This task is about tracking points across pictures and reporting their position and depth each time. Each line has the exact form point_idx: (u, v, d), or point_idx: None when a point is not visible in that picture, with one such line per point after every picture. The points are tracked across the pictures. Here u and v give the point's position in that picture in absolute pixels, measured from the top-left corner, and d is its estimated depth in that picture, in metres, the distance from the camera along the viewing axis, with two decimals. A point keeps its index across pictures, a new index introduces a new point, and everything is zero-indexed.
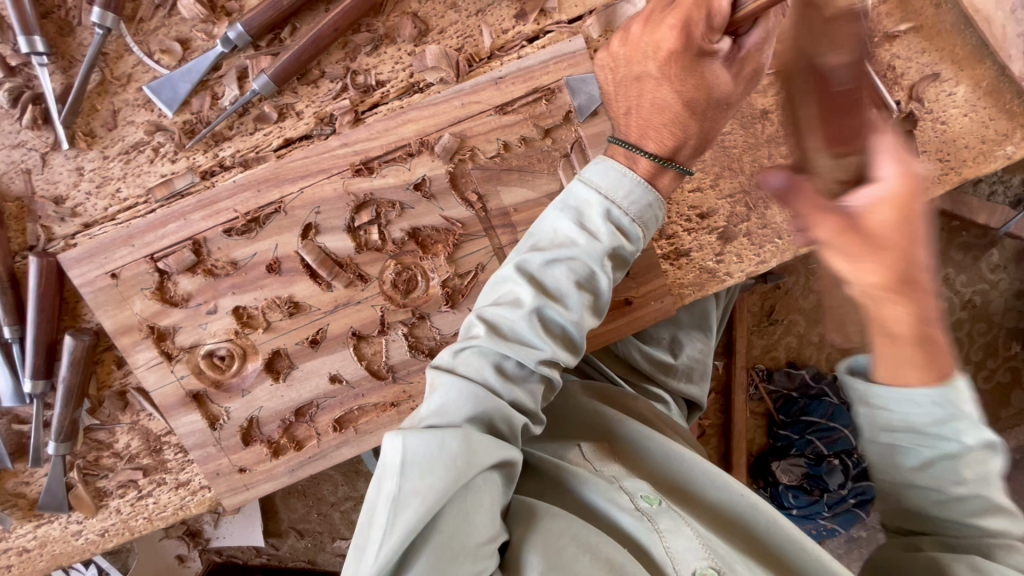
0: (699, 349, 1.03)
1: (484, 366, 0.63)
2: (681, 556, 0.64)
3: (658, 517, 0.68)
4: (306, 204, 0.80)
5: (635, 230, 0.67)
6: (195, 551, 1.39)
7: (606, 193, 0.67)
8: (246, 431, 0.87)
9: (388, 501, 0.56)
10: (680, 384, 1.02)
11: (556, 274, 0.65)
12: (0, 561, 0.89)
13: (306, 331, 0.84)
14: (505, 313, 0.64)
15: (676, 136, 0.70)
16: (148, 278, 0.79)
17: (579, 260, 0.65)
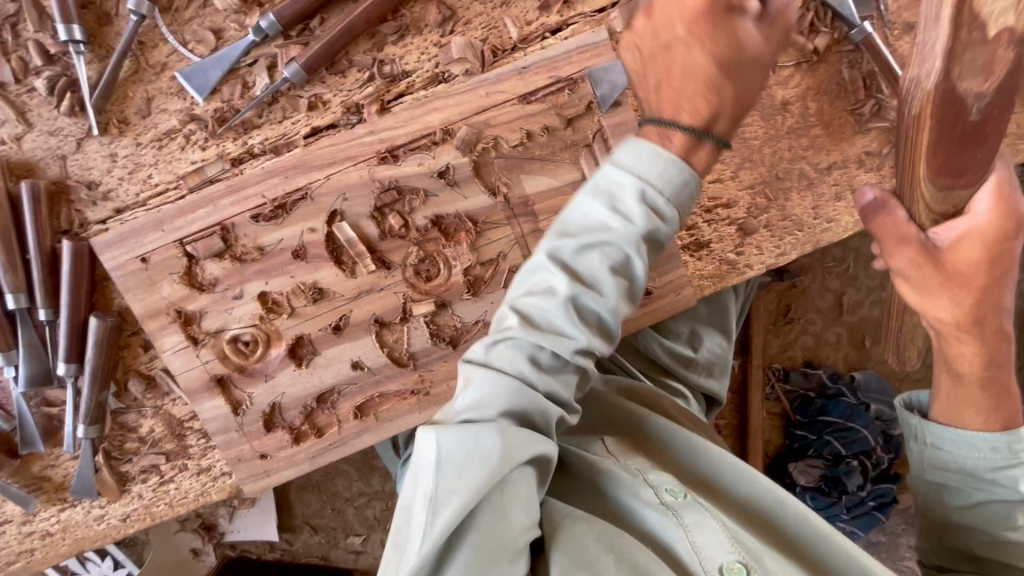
0: (720, 344, 1.02)
1: (519, 358, 0.62)
2: (708, 551, 0.63)
3: (683, 511, 0.66)
4: (332, 191, 0.81)
5: (670, 213, 0.64)
6: (210, 546, 1.39)
7: (640, 174, 0.63)
8: (268, 417, 0.87)
9: (425, 500, 0.56)
10: (700, 380, 1.01)
11: (589, 260, 0.63)
12: (22, 545, 0.89)
13: (329, 317, 0.85)
14: (539, 303, 0.63)
15: (711, 103, 0.66)
16: (177, 263, 0.81)
17: (613, 246, 0.63)
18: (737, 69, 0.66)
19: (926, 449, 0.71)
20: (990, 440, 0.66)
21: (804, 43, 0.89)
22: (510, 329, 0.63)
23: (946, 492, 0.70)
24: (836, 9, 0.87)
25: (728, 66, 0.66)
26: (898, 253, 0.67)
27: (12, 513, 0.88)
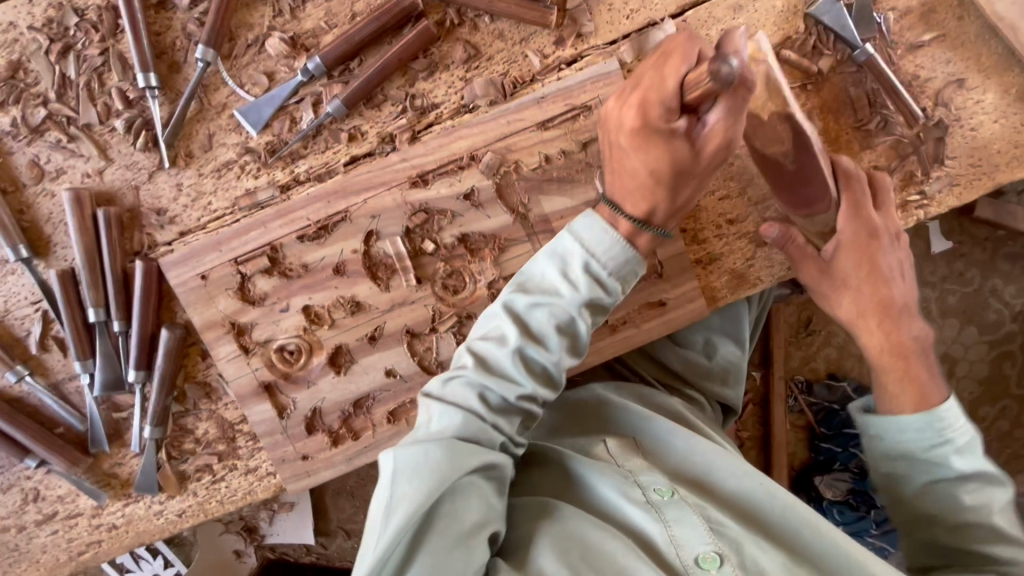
0: (734, 353, 1.05)
1: (471, 394, 0.70)
2: (687, 543, 0.66)
3: (667, 508, 0.70)
4: (368, 213, 0.90)
5: (613, 282, 0.74)
6: (251, 547, 1.48)
7: (588, 246, 0.73)
8: (310, 421, 0.95)
9: (382, 508, 0.62)
10: (716, 388, 1.05)
11: (539, 317, 0.72)
12: (91, 536, 0.99)
13: (365, 328, 0.93)
14: (492, 348, 0.72)
15: (646, 201, 0.76)
16: (231, 279, 0.90)
17: (560, 307, 0.72)
18: (666, 176, 0.74)
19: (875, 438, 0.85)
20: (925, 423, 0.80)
21: (809, 65, 0.94)
22: (456, 377, 0.71)
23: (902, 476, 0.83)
24: (838, 32, 0.92)
25: (660, 173, 0.74)
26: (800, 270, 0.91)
27: (83, 507, 0.98)
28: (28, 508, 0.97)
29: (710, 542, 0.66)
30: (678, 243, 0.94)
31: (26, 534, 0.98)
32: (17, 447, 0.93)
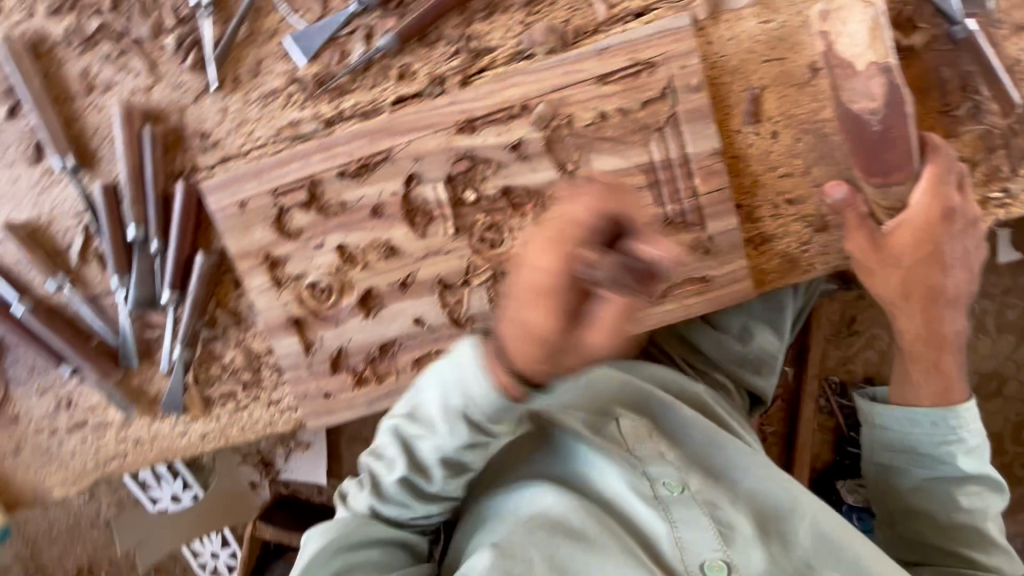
0: (769, 341, 1.02)
1: (364, 500, 0.79)
2: (693, 548, 0.77)
3: (677, 509, 0.79)
4: (411, 156, 0.87)
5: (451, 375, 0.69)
6: (266, 480, 1.53)
7: (470, 379, 0.65)
8: (335, 360, 0.95)
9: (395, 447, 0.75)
10: (745, 375, 1.04)
11: (409, 401, 0.73)
12: (117, 447, 1.02)
13: (398, 274, 0.91)
14: (383, 464, 0.77)
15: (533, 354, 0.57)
16: (270, 210, 0.89)
17: (415, 427, 0.73)
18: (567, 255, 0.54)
19: (875, 429, 0.93)
20: (930, 416, 0.88)
21: (899, 39, 0.86)
22: (415, 409, 0.72)
23: (898, 470, 0.91)
24: (936, 6, 0.85)
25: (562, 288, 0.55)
26: (853, 238, 0.87)
27: (112, 419, 1.01)
28: (60, 414, 1.00)
29: (718, 549, 0.76)
30: (730, 219, 0.88)
31: (57, 438, 1.02)
32: (53, 355, 0.95)
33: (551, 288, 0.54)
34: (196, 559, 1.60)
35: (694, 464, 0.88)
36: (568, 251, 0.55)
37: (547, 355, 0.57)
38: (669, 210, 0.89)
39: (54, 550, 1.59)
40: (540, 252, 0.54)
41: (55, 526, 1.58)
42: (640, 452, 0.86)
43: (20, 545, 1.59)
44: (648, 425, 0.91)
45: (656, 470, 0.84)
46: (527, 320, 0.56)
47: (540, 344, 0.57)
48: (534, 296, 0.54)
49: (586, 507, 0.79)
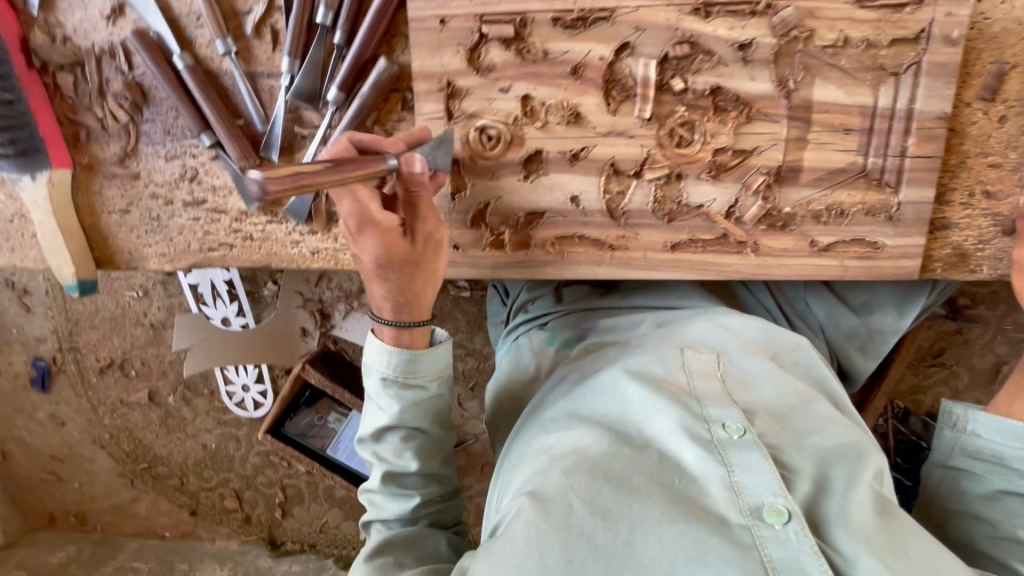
0: (888, 323, 0.99)
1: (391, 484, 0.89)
2: (750, 490, 0.63)
3: (733, 451, 0.67)
4: (634, 23, 0.81)
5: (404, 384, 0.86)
6: (319, 332, 1.52)
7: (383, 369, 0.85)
8: (478, 214, 0.92)
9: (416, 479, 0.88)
10: (849, 350, 0.99)
11: (375, 386, 0.87)
12: (227, 237, 1.00)
13: (572, 144, 0.87)
14: (377, 415, 0.87)
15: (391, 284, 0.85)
16: (468, 36, 0.84)
17: (380, 390, 0.87)
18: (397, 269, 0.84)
19: (960, 436, 0.80)
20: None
21: None
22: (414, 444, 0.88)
23: (969, 478, 0.79)
24: None
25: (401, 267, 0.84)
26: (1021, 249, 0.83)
27: (231, 207, 0.98)
28: (181, 186, 0.97)
29: (782, 495, 0.62)
30: (928, 191, 0.84)
31: (169, 210, 0.99)
32: (199, 120, 0.92)
33: (410, 262, 0.83)
34: (226, 386, 1.59)
35: (763, 409, 0.74)
36: (419, 260, 0.83)
37: (384, 268, 0.83)
38: (870, 163, 0.85)
39: (93, 335, 1.60)
40: (373, 223, 0.80)
41: (100, 312, 1.57)
42: (696, 392, 0.75)
43: (60, 321, 1.59)
44: (709, 368, 0.80)
45: (712, 409, 0.71)
46: (381, 250, 0.81)
47: (396, 304, 0.85)
48: (381, 235, 0.80)
49: (623, 447, 0.69)
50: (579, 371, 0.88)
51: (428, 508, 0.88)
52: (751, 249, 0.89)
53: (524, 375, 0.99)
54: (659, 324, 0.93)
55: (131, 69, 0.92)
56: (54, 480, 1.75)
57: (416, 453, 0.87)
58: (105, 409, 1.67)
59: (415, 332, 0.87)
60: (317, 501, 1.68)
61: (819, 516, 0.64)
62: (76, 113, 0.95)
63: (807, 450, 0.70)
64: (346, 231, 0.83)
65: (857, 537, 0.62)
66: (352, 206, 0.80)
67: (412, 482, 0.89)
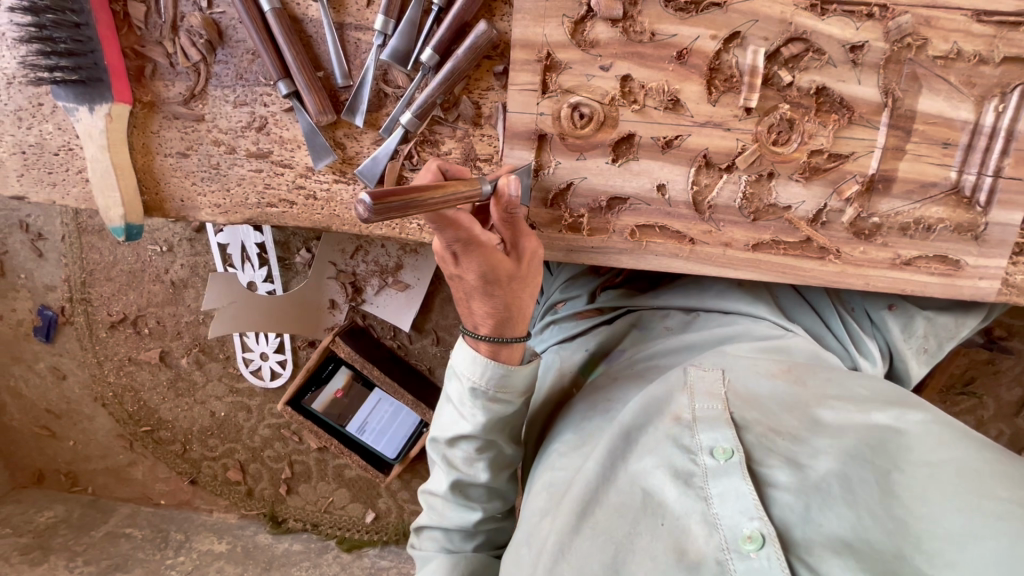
0: (948, 327, 0.95)
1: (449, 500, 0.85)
2: (731, 520, 0.60)
3: (714, 479, 0.63)
4: (747, 13, 0.80)
5: (492, 399, 0.80)
6: (347, 306, 1.46)
7: (469, 375, 0.80)
8: (558, 193, 0.89)
9: (479, 499, 0.86)
10: (905, 351, 0.96)
11: (451, 386, 0.84)
12: (287, 194, 0.95)
13: (667, 131, 0.85)
14: (450, 417, 0.84)
15: (495, 311, 0.79)
16: (575, 9, 0.82)
17: (456, 397, 0.83)
18: (489, 289, 0.78)
19: None
20: None
21: None
22: (475, 470, 0.84)
23: None
24: None
25: (492, 287, 0.78)
26: None
27: (297, 162, 0.93)
28: (246, 135, 0.93)
29: (758, 518, 0.58)
30: (1016, 213, 0.84)
31: (231, 159, 0.94)
32: (278, 67, 0.87)
33: (512, 277, 0.78)
34: (243, 352, 1.54)
35: (768, 427, 0.67)
36: (521, 274, 0.79)
37: (490, 284, 0.77)
38: (963, 180, 0.84)
39: (108, 288, 1.53)
40: (478, 242, 0.72)
41: (118, 265, 1.51)
42: (690, 417, 0.70)
43: (73, 269, 1.51)
44: (714, 390, 0.73)
45: (702, 436, 0.67)
46: (485, 268, 0.75)
47: (498, 322, 0.80)
48: (489, 255, 0.73)
49: (607, 489, 0.69)
50: (590, 402, 0.85)
51: (484, 524, 0.87)
52: (833, 256, 0.88)
53: (552, 397, 0.94)
54: (685, 349, 0.88)
55: (210, 7, 0.88)
56: (47, 436, 1.67)
57: (489, 464, 0.84)
58: (111, 366, 1.60)
59: (510, 348, 0.81)
60: (324, 480, 1.63)
61: (799, 536, 0.57)
62: (144, 47, 0.90)
63: (805, 458, 0.62)
64: (447, 252, 0.74)
65: (846, 559, 0.53)
66: (455, 232, 0.70)
67: (475, 493, 0.86)
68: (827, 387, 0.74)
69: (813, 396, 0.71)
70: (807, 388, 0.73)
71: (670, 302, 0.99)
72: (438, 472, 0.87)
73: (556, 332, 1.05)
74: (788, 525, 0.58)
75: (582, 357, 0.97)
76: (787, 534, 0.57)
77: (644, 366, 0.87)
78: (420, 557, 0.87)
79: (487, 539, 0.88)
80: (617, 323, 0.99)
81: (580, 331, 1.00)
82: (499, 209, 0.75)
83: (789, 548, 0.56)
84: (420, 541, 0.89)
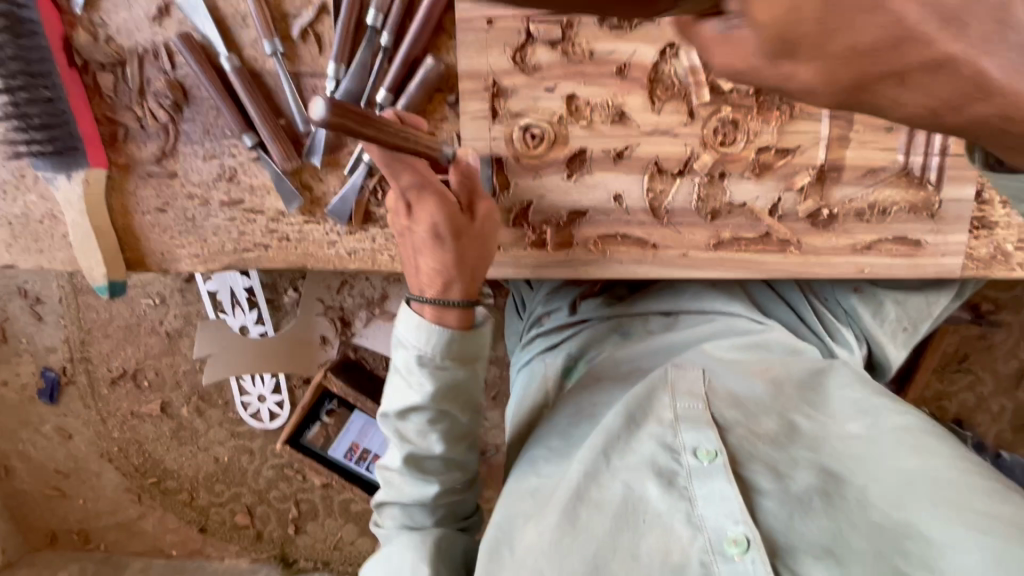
0: (921, 307, 0.96)
1: (404, 474, 0.84)
2: (716, 521, 0.61)
3: (699, 480, 0.64)
4: None
5: (442, 359, 0.80)
6: (338, 340, 1.49)
7: (416, 342, 0.80)
8: (519, 213, 0.91)
9: (431, 478, 0.84)
10: (880, 337, 0.97)
11: (397, 356, 0.83)
12: (261, 238, 0.98)
13: (616, 143, 0.88)
14: (397, 389, 0.83)
15: (445, 266, 0.82)
16: (515, 37, 0.85)
17: (406, 365, 0.82)
18: (445, 248, 0.81)
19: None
20: None
21: None
22: (427, 442, 0.83)
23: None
24: None
25: (444, 239, 0.81)
26: None
27: (268, 208, 0.97)
28: (218, 186, 0.97)
29: (743, 521, 0.59)
30: (967, 188, 0.86)
31: (206, 211, 0.98)
32: (240, 120, 0.92)
33: (461, 233, 0.81)
34: (241, 396, 1.56)
35: (748, 429, 0.70)
36: (478, 230, 0.83)
37: (443, 237, 0.81)
38: (912, 161, 0.86)
39: (106, 345, 1.57)
40: (433, 187, 0.79)
41: (114, 321, 1.55)
42: (672, 417, 0.71)
43: (72, 330, 1.56)
44: (695, 389, 0.74)
45: (686, 436, 0.68)
46: (438, 217, 0.79)
47: (444, 279, 0.82)
48: (441, 202, 0.79)
49: (592, 483, 0.68)
50: (575, 406, 0.86)
51: (443, 498, 0.85)
52: (794, 248, 0.89)
53: (537, 404, 0.96)
54: (660, 351, 0.91)
55: (174, 69, 0.92)
56: (58, 496, 1.69)
57: (443, 434, 0.83)
58: (115, 421, 1.62)
59: (461, 312, 0.83)
60: (331, 516, 1.63)
61: (784, 542, 0.59)
62: (115, 112, 0.94)
63: (785, 468, 0.65)
64: (400, 203, 0.80)
65: (828, 563, 0.56)
66: (412, 175, 0.78)
67: (431, 466, 0.85)
68: (800, 396, 0.77)
69: (787, 406, 0.75)
70: (779, 392, 0.77)
71: (648, 307, 1.00)
72: (392, 448, 0.86)
73: (540, 343, 1.06)
74: (772, 532, 0.60)
75: (566, 362, 0.99)
76: (772, 538, 0.60)
77: (627, 369, 0.89)
78: (383, 535, 0.85)
79: (447, 513, 0.87)
80: (597, 330, 1.01)
81: (563, 339, 1.03)
82: (460, 171, 0.84)
83: (777, 555, 0.58)
84: (384, 519, 0.87)
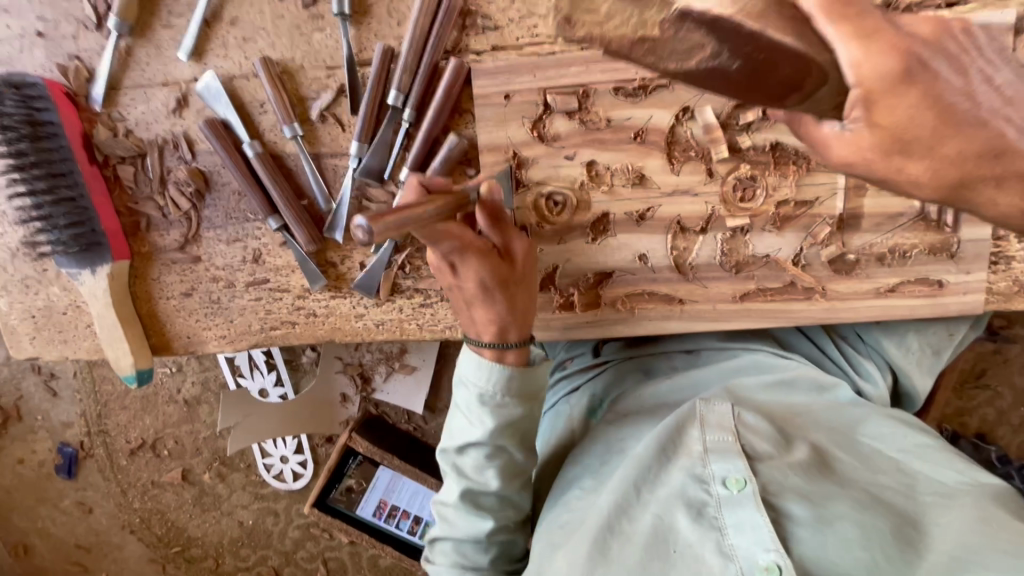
0: (942, 335, 0.96)
1: (461, 520, 0.84)
2: (744, 551, 0.60)
3: (728, 510, 0.63)
4: (693, 88, 0.85)
5: (508, 401, 0.81)
6: (358, 397, 1.48)
7: (478, 381, 0.81)
8: (547, 277, 0.92)
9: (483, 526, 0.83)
10: (906, 367, 0.97)
11: (459, 392, 0.84)
12: (288, 315, 0.98)
13: (637, 205, 0.89)
14: (460, 432, 0.83)
15: (500, 318, 0.82)
16: (532, 109, 0.87)
17: (466, 400, 0.82)
18: (495, 291, 0.81)
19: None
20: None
21: None
22: (486, 481, 0.82)
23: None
24: None
25: (492, 288, 0.80)
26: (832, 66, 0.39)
27: (293, 285, 0.97)
28: (243, 268, 0.97)
29: (774, 549, 0.58)
30: (985, 228, 0.87)
31: (231, 291, 0.98)
32: (265, 204, 0.92)
33: (508, 281, 0.81)
34: (263, 458, 1.55)
35: (780, 458, 0.68)
36: (516, 278, 0.82)
37: (489, 289, 0.80)
38: (927, 205, 0.88)
39: (124, 416, 1.56)
40: (473, 248, 0.77)
41: (131, 392, 1.54)
42: (702, 450, 0.70)
43: (88, 404, 1.55)
44: (725, 422, 0.72)
45: (714, 466, 0.67)
46: (484, 272, 0.79)
47: (499, 329, 0.82)
48: (484, 259, 0.78)
49: (623, 519, 0.69)
50: (603, 441, 0.85)
51: (497, 536, 0.84)
52: (818, 295, 0.91)
53: (562, 444, 0.95)
54: (688, 386, 0.91)
55: (194, 158, 0.93)
56: (80, 571, 1.66)
57: (500, 470, 0.82)
58: (135, 492, 1.60)
59: (517, 351, 0.83)
60: (361, 573, 1.61)
61: (815, 569, 0.58)
62: (136, 203, 0.95)
63: (820, 498, 0.63)
64: (443, 264, 0.79)
65: None
66: (449, 242, 0.75)
67: (487, 502, 0.84)
68: (831, 435, 0.75)
69: (819, 438, 0.74)
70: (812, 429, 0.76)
71: (671, 345, 1.00)
72: (448, 482, 0.86)
73: (564, 386, 1.05)
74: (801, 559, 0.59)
75: (591, 402, 0.98)
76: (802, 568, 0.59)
77: (654, 404, 0.89)
78: (436, 573, 0.86)
79: (500, 552, 0.85)
80: (620, 371, 1.00)
81: (586, 379, 1.02)
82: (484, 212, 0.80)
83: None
84: (434, 556, 0.88)
